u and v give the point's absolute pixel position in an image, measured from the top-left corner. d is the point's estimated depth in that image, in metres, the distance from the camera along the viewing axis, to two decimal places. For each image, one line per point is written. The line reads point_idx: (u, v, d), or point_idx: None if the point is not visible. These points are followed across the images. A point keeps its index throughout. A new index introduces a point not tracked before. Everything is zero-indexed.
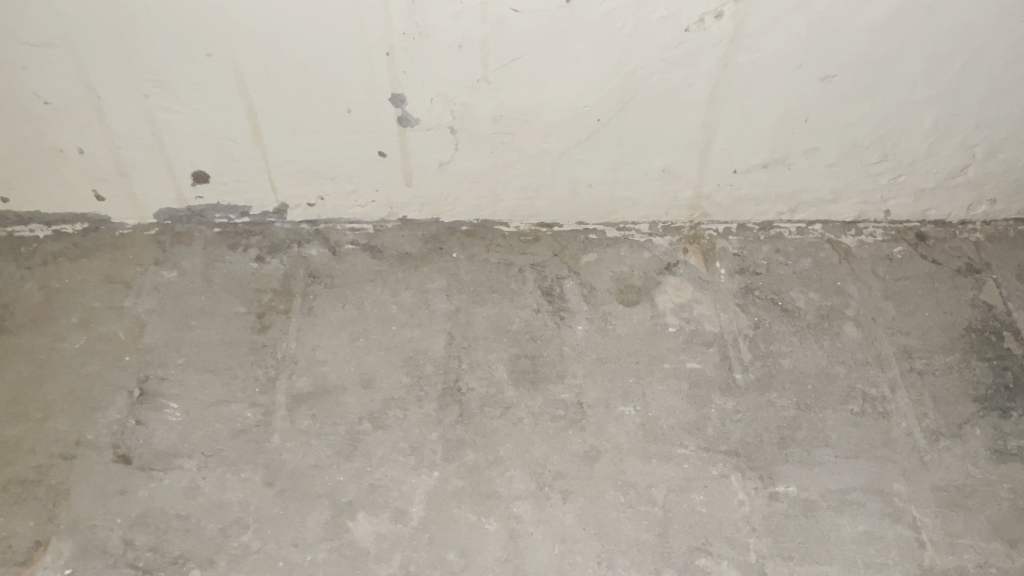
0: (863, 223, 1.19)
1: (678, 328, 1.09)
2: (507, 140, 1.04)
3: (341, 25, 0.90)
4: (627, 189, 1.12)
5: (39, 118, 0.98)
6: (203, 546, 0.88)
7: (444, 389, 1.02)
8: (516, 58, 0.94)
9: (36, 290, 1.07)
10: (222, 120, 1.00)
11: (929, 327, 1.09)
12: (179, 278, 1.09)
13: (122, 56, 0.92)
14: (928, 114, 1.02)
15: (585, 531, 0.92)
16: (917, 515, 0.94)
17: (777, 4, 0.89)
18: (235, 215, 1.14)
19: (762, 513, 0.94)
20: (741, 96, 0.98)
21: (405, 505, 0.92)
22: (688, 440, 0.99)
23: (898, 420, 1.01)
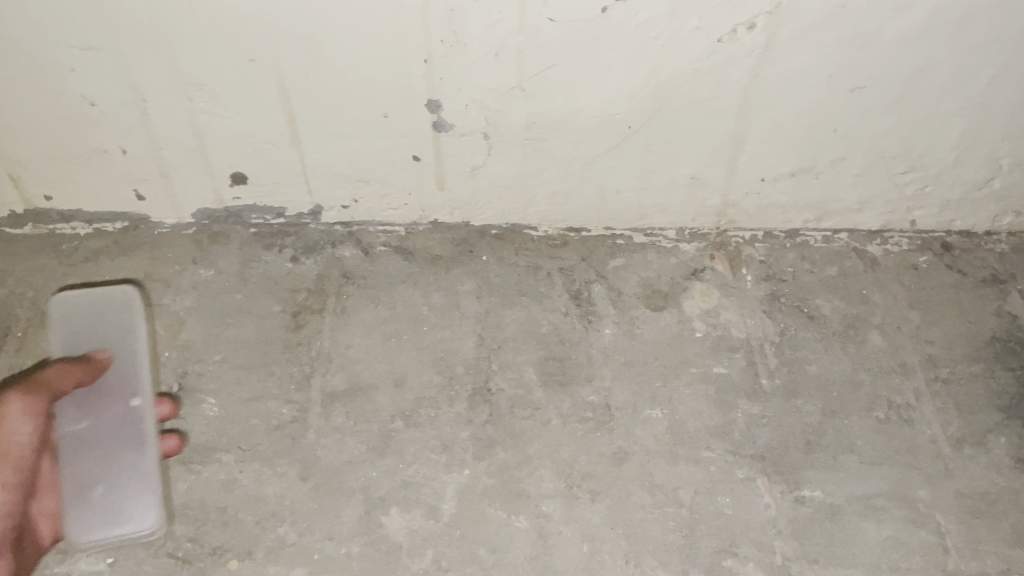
0: (889, 232, 1.19)
1: (705, 333, 1.11)
2: (538, 146, 1.03)
3: (381, 32, 0.88)
4: (656, 195, 1.13)
5: (87, 120, 0.99)
6: (241, 538, 0.94)
7: (474, 390, 1.05)
8: (548, 67, 0.92)
9: (77, 287, 1.12)
10: (260, 124, 1.00)
11: (953, 337, 1.11)
12: (216, 276, 1.14)
13: (167, 62, 0.91)
14: (955, 125, 1.01)
15: (612, 531, 0.95)
16: (940, 521, 0.97)
17: (811, 17, 0.87)
18: (271, 215, 1.16)
19: (788, 516, 0.97)
20: (772, 106, 0.98)
21: (437, 501, 0.97)
22: (715, 444, 1.01)
23: (923, 428, 1.03)
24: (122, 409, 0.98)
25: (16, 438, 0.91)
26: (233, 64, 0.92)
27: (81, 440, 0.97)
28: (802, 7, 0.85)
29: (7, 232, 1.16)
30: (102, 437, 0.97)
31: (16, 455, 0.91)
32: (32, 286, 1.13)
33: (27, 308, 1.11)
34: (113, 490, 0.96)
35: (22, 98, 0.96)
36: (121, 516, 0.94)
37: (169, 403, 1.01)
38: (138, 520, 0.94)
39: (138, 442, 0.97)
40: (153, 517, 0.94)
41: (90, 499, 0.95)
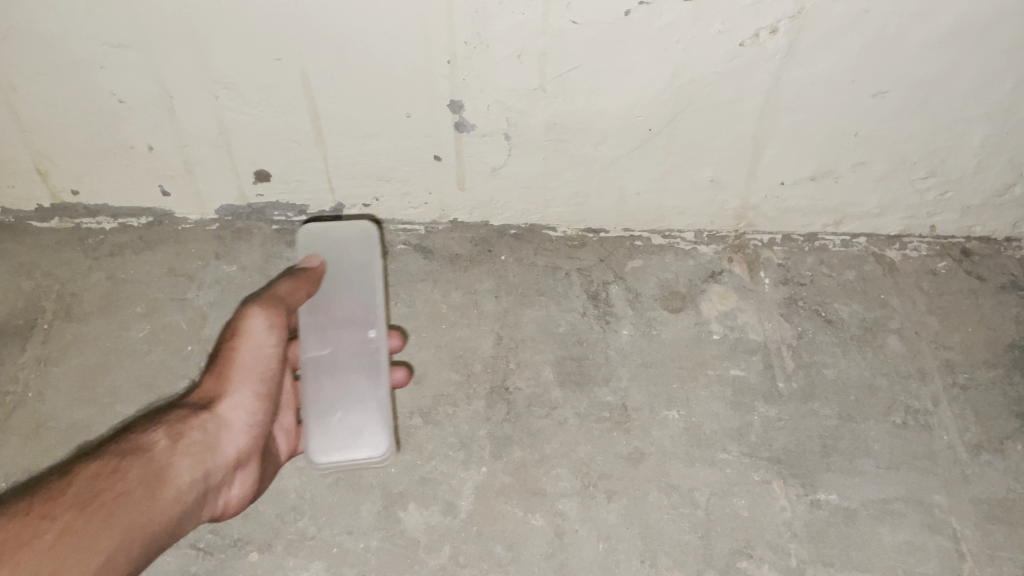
0: (908, 237, 1.19)
1: (722, 336, 1.11)
2: (559, 146, 1.04)
3: (406, 33, 0.88)
4: (675, 197, 1.13)
5: (115, 116, 1.00)
6: (261, 530, 0.96)
7: (492, 388, 1.06)
8: (571, 68, 0.92)
9: (103, 280, 1.15)
10: (287, 122, 1.01)
11: (972, 343, 1.11)
12: (239, 272, 1.16)
13: (197, 61, 0.92)
14: (977, 131, 1.00)
15: (629, 530, 0.96)
16: (957, 527, 0.97)
17: (834, 22, 0.86)
18: (293, 213, 1.18)
19: (804, 519, 0.97)
20: (793, 109, 0.98)
21: (455, 498, 0.98)
22: (732, 446, 1.02)
23: (941, 433, 1.03)
24: (372, 342, 1.02)
25: (266, 350, 0.95)
26: (261, 64, 0.92)
27: (325, 363, 1.02)
28: (825, 11, 0.85)
29: (34, 226, 1.19)
30: (337, 361, 1.02)
31: (263, 369, 0.95)
32: (58, 279, 1.15)
33: (55, 301, 1.14)
34: (367, 417, 0.99)
35: (53, 94, 0.98)
36: (339, 437, 0.99)
37: (399, 340, 1.06)
38: (371, 444, 0.98)
39: (375, 370, 1.01)
40: (384, 441, 0.99)
41: (320, 418, 1.00)
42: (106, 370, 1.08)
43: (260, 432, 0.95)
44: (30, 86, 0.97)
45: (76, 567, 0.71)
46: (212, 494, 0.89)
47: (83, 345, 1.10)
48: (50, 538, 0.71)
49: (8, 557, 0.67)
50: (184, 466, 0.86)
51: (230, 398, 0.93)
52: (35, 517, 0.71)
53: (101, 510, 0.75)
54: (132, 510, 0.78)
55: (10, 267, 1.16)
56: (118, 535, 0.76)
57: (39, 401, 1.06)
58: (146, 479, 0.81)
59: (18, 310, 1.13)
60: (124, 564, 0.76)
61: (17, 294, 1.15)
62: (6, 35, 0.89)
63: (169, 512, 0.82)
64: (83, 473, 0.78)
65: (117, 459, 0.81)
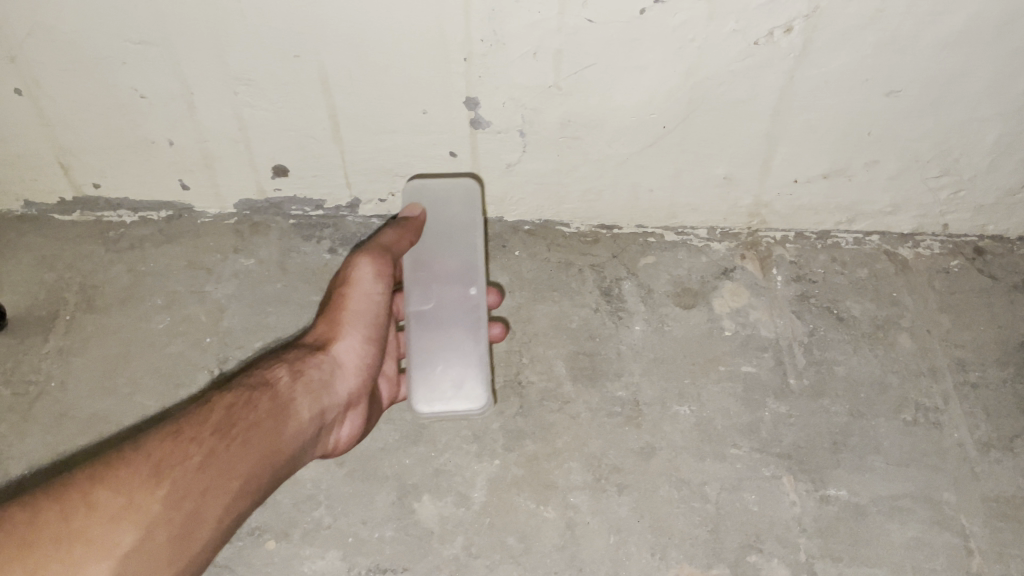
0: (920, 235, 1.19)
1: (734, 332, 1.12)
2: (573, 143, 1.05)
3: (423, 31, 0.89)
4: (688, 194, 1.14)
5: (136, 111, 1.02)
6: (278, 519, 0.98)
7: (505, 382, 1.07)
8: (585, 66, 0.93)
9: (123, 273, 1.17)
10: (305, 118, 1.02)
11: (983, 341, 1.11)
12: (257, 265, 1.18)
13: (217, 58, 0.94)
14: (990, 131, 1.01)
15: (639, 523, 0.97)
16: (966, 524, 0.97)
17: (847, 22, 0.87)
18: (310, 207, 1.20)
19: (813, 514, 0.98)
20: (807, 108, 0.98)
21: (468, 490, 0.99)
22: (742, 441, 1.03)
23: (951, 431, 1.04)
24: (471, 300, 1.06)
25: (374, 297, 0.99)
26: (282, 61, 0.94)
27: (428, 317, 1.06)
28: (839, 11, 0.85)
29: (56, 219, 1.21)
30: (440, 316, 1.06)
31: (372, 314, 1.00)
32: (80, 271, 1.18)
33: (76, 292, 1.16)
34: (465, 372, 1.03)
35: (76, 90, 1.00)
36: (441, 389, 1.03)
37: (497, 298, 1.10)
38: (470, 398, 1.02)
39: (474, 327, 1.05)
40: (483, 395, 1.03)
41: (422, 370, 1.04)
42: (126, 361, 1.10)
43: (370, 374, 0.99)
44: (54, 82, 0.99)
45: (221, 488, 0.76)
46: (328, 429, 0.94)
47: (104, 337, 1.12)
48: (196, 460, 0.76)
49: (164, 476, 0.72)
50: (307, 401, 0.90)
51: (343, 340, 0.97)
52: (183, 441, 0.76)
53: (238, 436, 0.80)
54: (265, 437, 0.82)
55: (32, 259, 1.19)
56: (255, 459, 0.80)
57: (61, 391, 1.08)
58: (275, 411, 0.85)
59: (40, 301, 1.15)
60: (261, 487, 0.81)
61: (39, 286, 1.17)
62: (31, 32, 0.91)
63: (296, 442, 0.86)
64: (220, 403, 0.82)
65: (248, 391, 0.85)
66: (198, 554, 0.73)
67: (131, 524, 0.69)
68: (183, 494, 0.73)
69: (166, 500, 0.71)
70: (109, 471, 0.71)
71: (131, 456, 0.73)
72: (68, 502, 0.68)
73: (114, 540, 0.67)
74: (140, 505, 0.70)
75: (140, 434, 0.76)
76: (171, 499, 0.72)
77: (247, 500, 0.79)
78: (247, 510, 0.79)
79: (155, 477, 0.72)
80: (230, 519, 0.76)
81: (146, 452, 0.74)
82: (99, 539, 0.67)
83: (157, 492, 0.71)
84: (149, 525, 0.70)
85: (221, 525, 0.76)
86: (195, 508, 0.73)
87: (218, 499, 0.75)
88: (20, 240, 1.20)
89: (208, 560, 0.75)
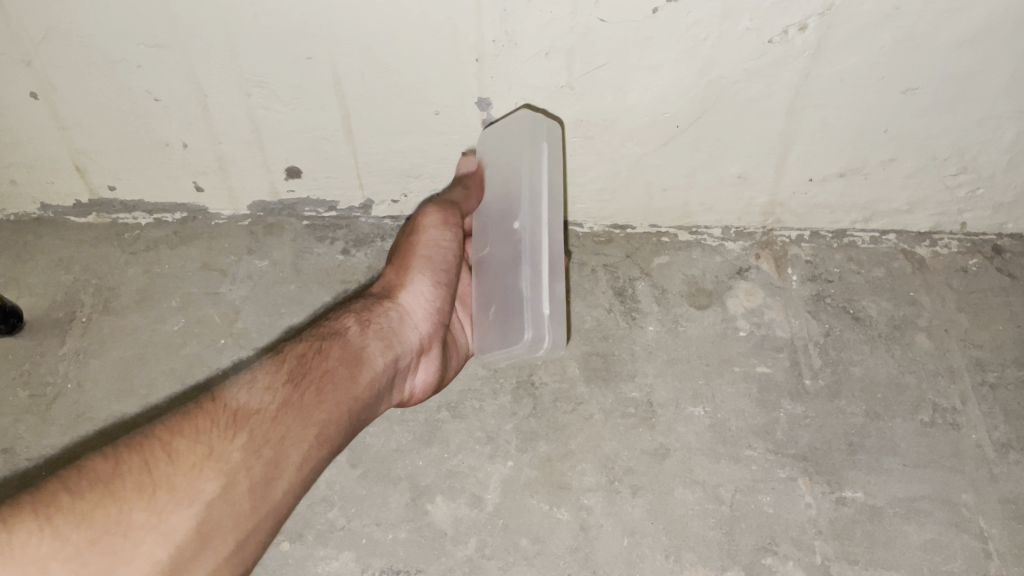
0: (938, 234, 1.18)
1: (748, 333, 1.11)
2: (586, 143, 1.05)
3: (434, 32, 0.89)
4: (703, 194, 1.13)
5: (151, 114, 1.03)
6: (293, 520, 0.98)
7: (518, 383, 1.07)
8: (597, 66, 0.93)
9: (139, 274, 1.18)
10: (318, 120, 1.03)
11: (1003, 341, 1.10)
12: (270, 267, 1.19)
13: (230, 61, 0.94)
14: (1008, 128, 0.99)
15: (653, 525, 0.97)
16: (984, 526, 0.96)
17: (863, 19, 0.86)
18: (323, 209, 1.20)
19: (829, 517, 0.97)
20: (822, 106, 0.97)
21: (481, 491, 0.99)
22: (757, 443, 1.02)
23: (969, 432, 1.03)
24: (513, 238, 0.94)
25: (445, 246, 0.96)
26: (294, 63, 0.94)
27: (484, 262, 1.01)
28: (855, 8, 0.84)
29: (73, 221, 1.22)
30: (494, 258, 0.99)
31: (441, 260, 0.96)
32: (96, 273, 1.19)
33: (93, 294, 1.17)
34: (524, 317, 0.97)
35: (91, 93, 1.00)
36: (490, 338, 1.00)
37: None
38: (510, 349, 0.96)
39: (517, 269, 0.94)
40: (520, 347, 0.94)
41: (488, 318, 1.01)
42: (141, 363, 1.11)
43: (442, 323, 0.95)
44: (69, 85, 0.99)
45: (299, 435, 0.73)
46: (402, 378, 0.91)
47: (120, 338, 1.13)
48: (272, 410, 0.73)
49: (242, 425, 0.71)
50: (380, 350, 0.86)
51: (411, 287, 0.94)
52: (258, 391, 0.74)
53: (311, 386, 0.77)
54: (339, 386, 0.79)
55: (49, 261, 1.20)
56: (332, 407, 0.77)
57: (77, 392, 1.09)
58: (347, 360, 0.82)
59: (57, 303, 1.16)
60: (341, 436, 0.78)
61: (56, 288, 1.18)
62: (46, 36, 0.92)
63: (370, 391, 0.83)
64: (290, 354, 0.81)
65: (318, 342, 0.83)
66: (283, 501, 0.71)
67: (213, 472, 0.67)
68: (262, 442, 0.71)
69: (244, 448, 0.69)
70: (187, 423, 0.70)
71: (209, 408, 0.72)
72: (148, 452, 0.66)
73: (197, 487, 0.66)
74: (219, 452, 0.68)
75: (216, 388, 0.75)
76: (249, 447, 0.70)
77: (328, 448, 0.76)
78: (329, 459, 0.76)
79: (233, 427, 0.71)
80: (312, 466, 0.73)
81: (223, 404, 0.72)
82: (182, 487, 0.65)
83: (236, 440, 0.70)
84: (230, 472, 0.68)
85: (302, 474, 0.73)
86: (275, 455, 0.71)
87: (299, 446, 0.73)
88: (38, 243, 1.21)
89: (292, 511, 0.73)
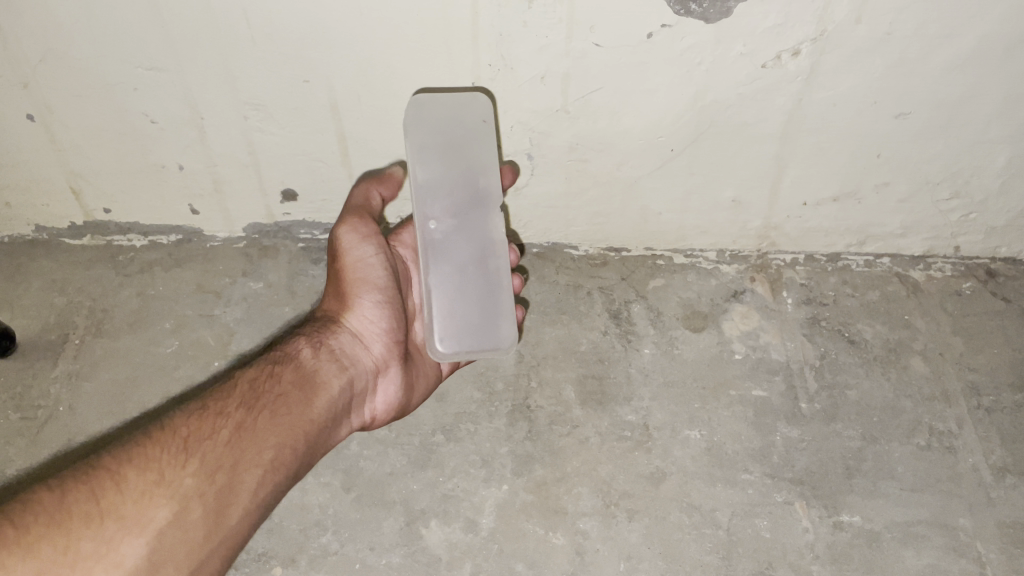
0: (932, 258, 1.19)
1: (744, 355, 1.11)
2: (581, 166, 1.05)
3: (432, 56, 0.90)
4: (697, 217, 1.14)
5: (147, 137, 1.03)
6: (286, 545, 0.97)
7: (513, 406, 1.07)
8: (593, 90, 0.93)
9: (133, 296, 1.18)
10: (315, 143, 1.03)
11: (997, 364, 1.10)
12: (265, 289, 1.18)
13: (226, 84, 0.95)
14: (1000, 152, 1.00)
15: (649, 550, 0.96)
16: (982, 550, 0.95)
17: (856, 45, 0.87)
18: (319, 231, 1.20)
19: (827, 541, 0.96)
20: (816, 131, 0.98)
21: (476, 516, 0.98)
22: (754, 466, 1.02)
23: (966, 456, 1.02)
24: None
25: (371, 262, 0.91)
26: (291, 86, 0.94)
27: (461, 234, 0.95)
28: (847, 33, 0.85)
29: (67, 244, 1.22)
30: None
31: (375, 277, 0.91)
32: (89, 295, 1.18)
33: (86, 317, 1.16)
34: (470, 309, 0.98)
35: (87, 115, 1.00)
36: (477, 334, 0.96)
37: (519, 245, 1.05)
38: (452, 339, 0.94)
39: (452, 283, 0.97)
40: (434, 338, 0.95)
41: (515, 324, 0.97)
42: (134, 385, 1.09)
43: (395, 337, 0.93)
44: (66, 108, 1.00)
45: (252, 460, 0.74)
46: (360, 399, 0.90)
47: (112, 360, 1.12)
48: (223, 436, 0.74)
49: (194, 451, 0.71)
50: (333, 372, 0.87)
51: (354, 310, 0.91)
52: (209, 417, 0.75)
53: (264, 409, 0.78)
54: (294, 409, 0.80)
55: (42, 284, 1.19)
56: (287, 430, 0.78)
57: (69, 415, 1.07)
58: (300, 383, 0.83)
59: (50, 326, 1.15)
60: (298, 460, 0.79)
61: (49, 310, 1.17)
62: (43, 58, 0.92)
63: (327, 413, 0.84)
64: (242, 378, 0.81)
65: (270, 366, 0.84)
66: (238, 528, 0.71)
67: (164, 499, 0.67)
68: (214, 467, 0.71)
69: (197, 473, 0.70)
70: (136, 450, 0.69)
71: (159, 435, 0.71)
72: (97, 481, 0.66)
73: (148, 516, 0.66)
74: (170, 479, 0.68)
75: (167, 414, 0.75)
76: (202, 473, 0.70)
77: (285, 471, 0.77)
78: (287, 482, 0.77)
79: (184, 453, 0.71)
80: (267, 491, 0.74)
81: (172, 431, 0.72)
82: (131, 515, 0.65)
83: (187, 467, 0.70)
84: (182, 498, 0.68)
85: (258, 499, 0.73)
86: (229, 480, 0.71)
87: (253, 470, 0.74)
88: (32, 265, 1.21)
89: (249, 537, 0.73)
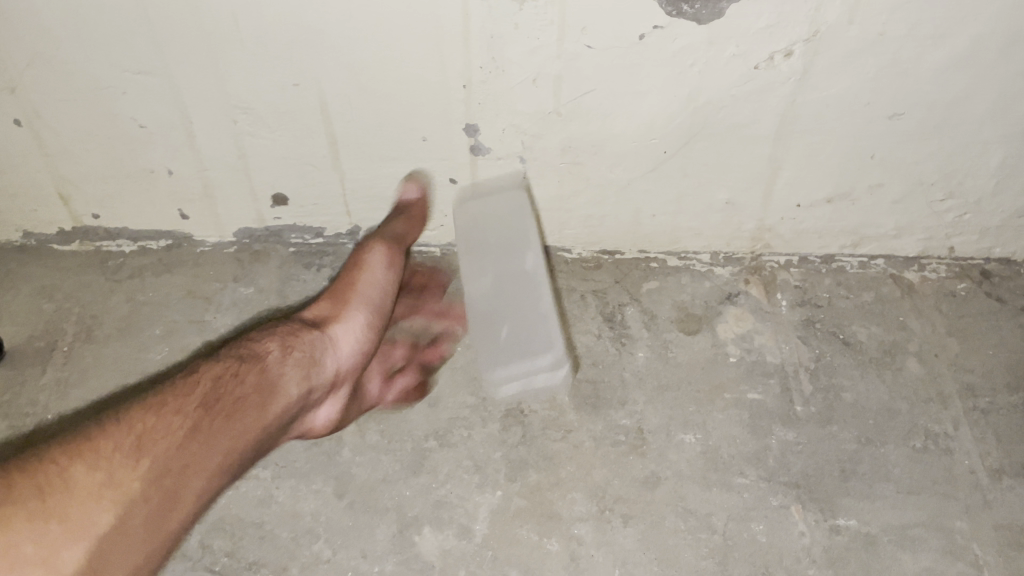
0: (926, 259, 1.19)
1: (739, 358, 1.11)
2: (574, 169, 1.04)
3: (423, 60, 0.89)
4: (692, 219, 1.13)
5: (135, 140, 1.02)
6: (276, 553, 0.96)
7: (507, 411, 1.06)
8: (585, 92, 0.93)
9: (123, 302, 1.16)
10: (305, 147, 1.02)
11: (993, 365, 1.10)
12: (256, 294, 1.17)
13: (215, 86, 0.93)
14: (994, 152, 1.00)
15: (646, 555, 0.94)
16: (979, 553, 0.94)
17: (849, 44, 0.86)
18: (310, 235, 1.19)
19: (823, 545, 0.95)
20: (808, 132, 0.98)
21: (470, 522, 0.97)
22: (749, 470, 1.01)
23: (962, 458, 1.02)
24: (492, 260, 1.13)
25: None
26: (280, 89, 0.93)
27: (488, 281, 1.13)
28: (840, 33, 0.85)
29: (58, 250, 1.22)
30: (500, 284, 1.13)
31: None
32: (79, 301, 1.17)
33: (74, 323, 1.15)
34: (517, 329, 1.09)
35: (75, 120, 0.99)
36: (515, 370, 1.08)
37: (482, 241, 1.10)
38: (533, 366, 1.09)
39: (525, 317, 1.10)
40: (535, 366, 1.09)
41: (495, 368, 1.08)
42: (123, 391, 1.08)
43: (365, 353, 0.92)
44: (52, 112, 0.98)
45: (203, 464, 0.73)
46: (314, 410, 0.90)
47: (100, 366, 1.10)
48: (178, 436, 0.72)
49: (146, 452, 0.70)
50: (298, 379, 0.85)
51: None
52: (166, 415, 0.73)
53: (223, 411, 0.76)
54: (251, 413, 0.79)
55: (31, 290, 1.18)
56: (240, 436, 0.77)
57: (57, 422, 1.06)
58: (263, 387, 0.81)
59: (38, 332, 1.14)
60: (242, 467, 0.78)
61: (38, 316, 1.16)
62: (30, 62, 0.91)
63: (279, 421, 0.82)
64: (204, 376, 0.79)
65: (235, 365, 0.81)
66: (174, 533, 0.71)
67: (111, 502, 0.66)
68: (165, 471, 0.70)
69: (148, 476, 0.69)
70: (86, 446, 0.68)
71: (111, 431, 0.70)
72: (42, 478, 0.65)
73: (92, 519, 0.65)
74: (120, 480, 0.67)
75: (122, 407, 0.73)
76: (152, 476, 0.69)
77: (228, 477, 0.76)
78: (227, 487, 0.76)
79: (137, 453, 0.70)
80: (208, 497, 0.73)
81: (127, 428, 0.71)
82: (76, 518, 0.64)
83: (138, 467, 0.69)
84: (129, 502, 0.67)
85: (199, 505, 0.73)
86: (176, 485, 0.71)
87: (201, 475, 0.73)
88: (21, 272, 1.20)
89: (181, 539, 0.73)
